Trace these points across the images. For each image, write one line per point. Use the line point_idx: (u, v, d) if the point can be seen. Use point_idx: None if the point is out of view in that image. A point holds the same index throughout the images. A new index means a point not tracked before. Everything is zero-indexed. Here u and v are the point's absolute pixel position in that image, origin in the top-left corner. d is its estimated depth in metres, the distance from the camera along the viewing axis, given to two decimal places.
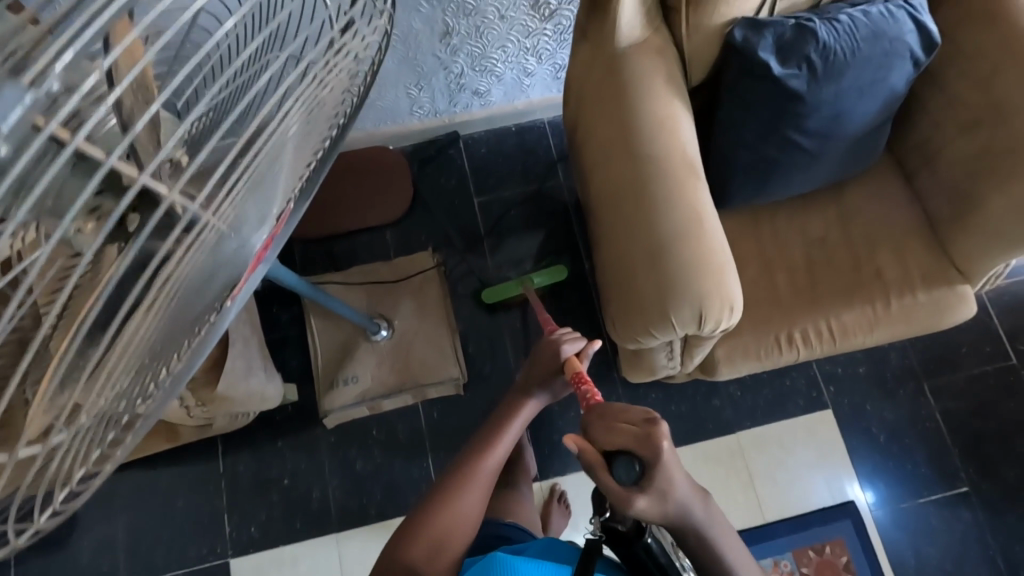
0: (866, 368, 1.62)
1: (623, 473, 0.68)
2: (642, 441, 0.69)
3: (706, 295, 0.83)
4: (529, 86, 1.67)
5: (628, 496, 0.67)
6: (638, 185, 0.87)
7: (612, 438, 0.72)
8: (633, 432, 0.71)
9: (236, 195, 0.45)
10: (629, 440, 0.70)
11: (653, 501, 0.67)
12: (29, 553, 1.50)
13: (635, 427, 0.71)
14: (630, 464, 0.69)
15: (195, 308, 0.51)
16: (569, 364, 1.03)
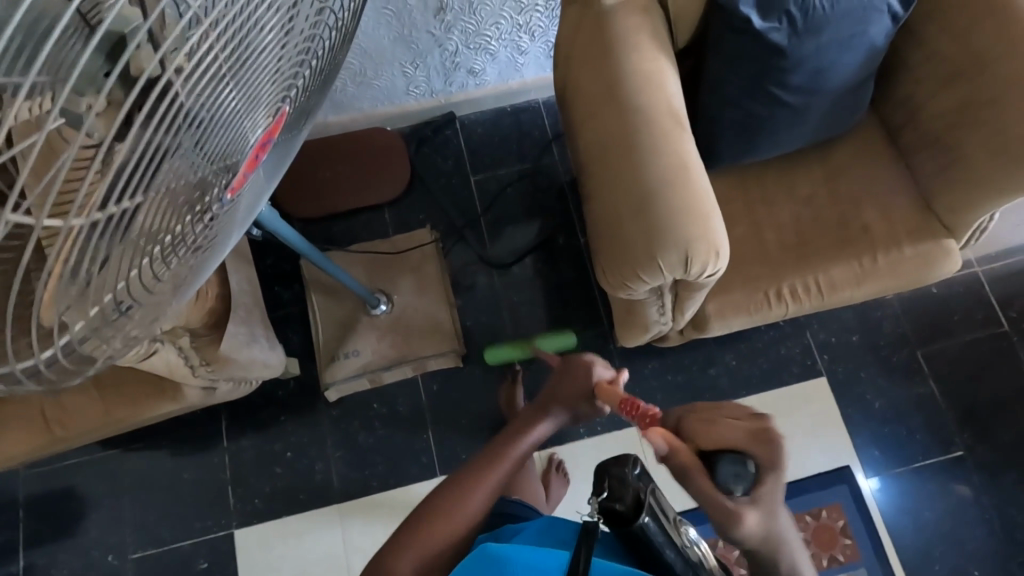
0: (859, 336, 1.64)
1: (729, 477, 0.67)
2: (748, 441, 0.68)
3: (693, 238, 0.86)
4: (523, 65, 1.70)
5: (739, 511, 0.64)
6: (625, 138, 0.89)
7: (716, 436, 0.70)
8: (741, 430, 0.69)
9: (229, 82, 0.41)
10: (737, 439, 0.69)
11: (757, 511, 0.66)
12: (40, 528, 1.54)
13: (740, 426, 0.69)
14: (734, 468, 0.66)
15: (192, 213, 0.47)
16: (604, 391, 1.00)
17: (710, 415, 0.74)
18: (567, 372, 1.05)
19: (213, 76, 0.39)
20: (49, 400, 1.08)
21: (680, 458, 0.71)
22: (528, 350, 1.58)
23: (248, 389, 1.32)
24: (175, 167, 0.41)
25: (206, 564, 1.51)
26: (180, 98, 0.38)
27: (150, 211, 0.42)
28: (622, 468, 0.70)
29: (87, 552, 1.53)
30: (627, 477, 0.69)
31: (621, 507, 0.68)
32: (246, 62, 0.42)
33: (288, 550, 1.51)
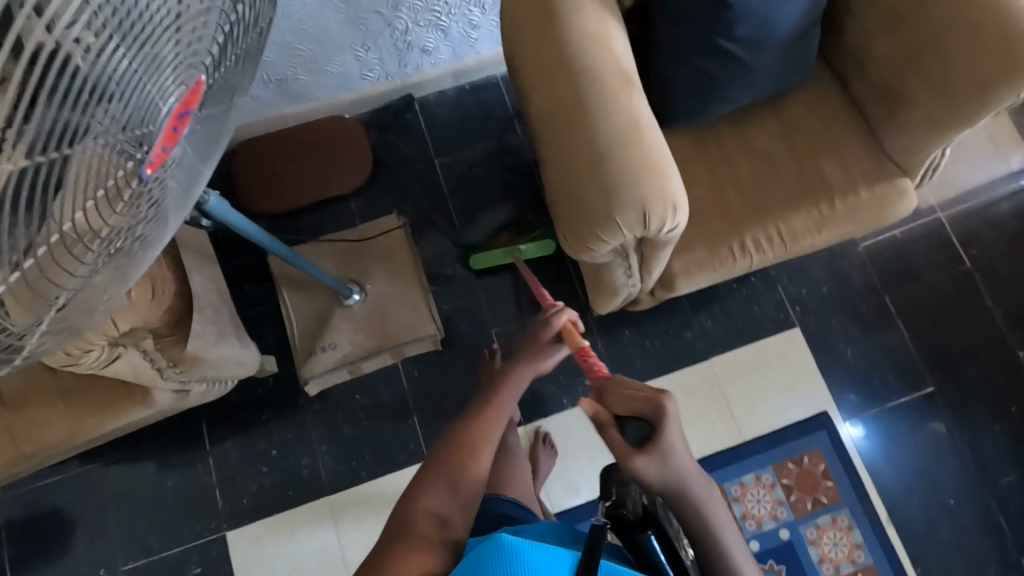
0: (829, 286, 1.67)
1: (629, 436, 0.77)
2: (648, 406, 0.77)
3: (649, 194, 0.86)
4: (477, 41, 1.67)
5: (628, 456, 0.73)
6: (574, 99, 0.89)
7: (622, 405, 0.80)
8: (640, 398, 0.79)
9: (129, 49, 0.40)
10: (636, 406, 0.78)
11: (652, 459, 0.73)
12: (24, 548, 1.51)
13: (642, 394, 0.79)
14: (636, 430, 0.77)
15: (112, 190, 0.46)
16: (569, 336, 1.00)
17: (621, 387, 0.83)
18: (535, 328, 1.05)
19: (110, 45, 0.39)
20: (14, 418, 1.05)
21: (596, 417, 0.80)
22: (511, 256, 1.63)
23: (223, 390, 1.31)
24: (91, 146, 0.41)
25: (199, 569, 1.50)
26: (80, 70, 0.37)
27: (69, 189, 0.42)
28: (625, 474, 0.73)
29: (77, 569, 1.51)
30: (633, 487, 0.71)
31: (630, 513, 0.68)
32: (144, 27, 0.41)
33: (282, 547, 1.51)
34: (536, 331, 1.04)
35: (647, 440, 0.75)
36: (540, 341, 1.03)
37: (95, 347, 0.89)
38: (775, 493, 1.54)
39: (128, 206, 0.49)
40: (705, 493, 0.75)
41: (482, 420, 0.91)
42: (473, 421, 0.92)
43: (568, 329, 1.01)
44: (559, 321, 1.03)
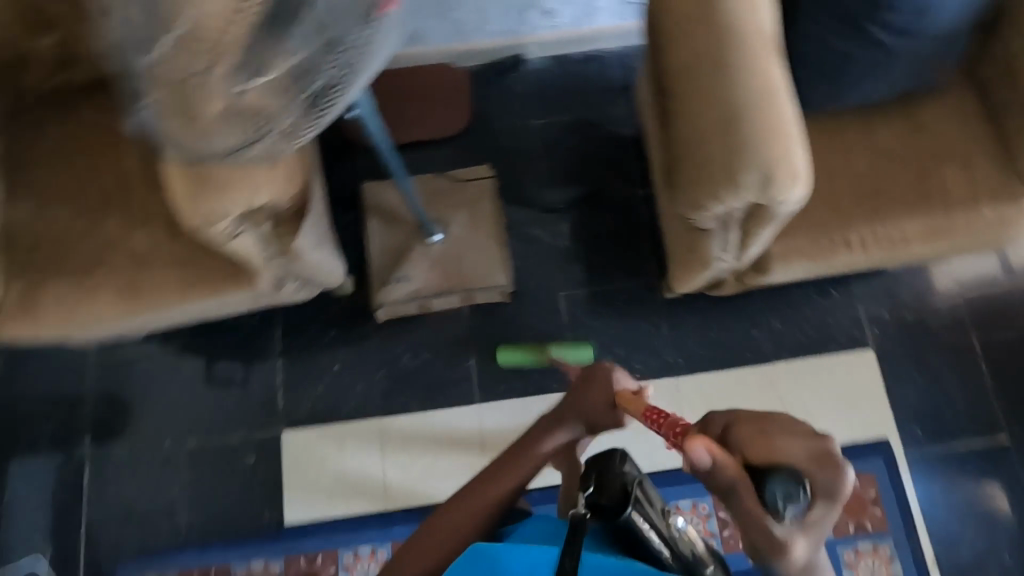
0: (913, 314, 1.61)
1: (777, 502, 0.72)
2: (812, 465, 0.74)
3: (775, 159, 0.86)
4: (598, 10, 1.69)
5: (790, 542, 0.73)
6: (715, 54, 0.90)
7: (777, 456, 0.75)
8: (802, 451, 0.74)
9: None
10: (797, 458, 0.74)
11: (805, 538, 0.74)
12: (104, 408, 1.65)
13: (805, 450, 0.74)
14: (784, 490, 0.72)
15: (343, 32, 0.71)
16: (632, 403, 0.90)
17: (761, 432, 0.78)
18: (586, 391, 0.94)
19: None
20: (136, 274, 1.15)
21: (731, 478, 0.75)
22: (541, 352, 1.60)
23: (308, 295, 1.39)
24: None
25: (253, 459, 1.60)
26: None
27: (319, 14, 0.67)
28: (605, 461, 0.78)
29: (146, 437, 1.64)
30: (616, 474, 0.78)
31: (606, 500, 0.77)
32: None
33: (328, 454, 1.60)
34: (592, 393, 0.94)
35: (802, 507, 0.72)
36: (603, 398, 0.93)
37: (228, 218, 0.97)
38: None
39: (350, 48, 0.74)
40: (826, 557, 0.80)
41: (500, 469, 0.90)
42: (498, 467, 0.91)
43: (627, 398, 0.91)
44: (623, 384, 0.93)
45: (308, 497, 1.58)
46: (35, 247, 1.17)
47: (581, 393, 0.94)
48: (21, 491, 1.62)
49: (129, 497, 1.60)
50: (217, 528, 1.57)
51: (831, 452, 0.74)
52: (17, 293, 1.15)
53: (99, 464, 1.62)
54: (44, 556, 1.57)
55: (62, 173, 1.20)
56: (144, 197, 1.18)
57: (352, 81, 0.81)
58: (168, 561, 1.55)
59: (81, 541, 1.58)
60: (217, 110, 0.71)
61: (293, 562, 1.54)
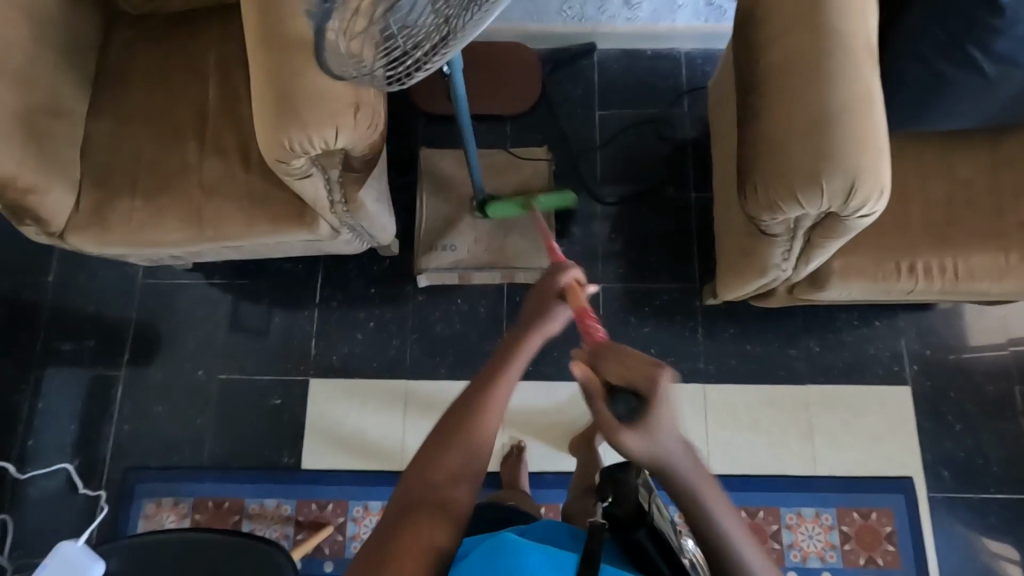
0: (956, 357, 1.57)
1: (618, 408, 0.68)
2: (645, 380, 0.67)
3: (863, 169, 0.85)
4: (680, 8, 1.68)
5: (614, 433, 0.65)
6: (815, 56, 0.89)
7: (618, 373, 0.69)
8: (638, 370, 0.68)
9: None
10: (631, 378, 0.68)
11: (636, 437, 0.65)
12: (144, 331, 1.71)
13: (643, 368, 0.68)
14: (627, 405, 0.67)
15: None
16: (573, 295, 0.88)
17: (614, 354, 0.71)
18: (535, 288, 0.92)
19: None
20: (204, 201, 1.18)
21: (590, 390, 0.70)
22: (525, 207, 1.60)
23: (356, 249, 1.42)
24: None
25: (279, 401, 1.64)
26: None
27: None
28: (619, 474, 0.75)
29: (181, 365, 1.68)
30: (634, 489, 0.74)
31: (621, 510, 0.72)
32: None
33: (352, 407, 1.63)
34: (538, 293, 0.91)
35: (639, 415, 0.66)
36: (549, 296, 0.91)
37: (304, 152, 0.97)
38: (831, 537, 1.49)
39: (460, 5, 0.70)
40: (698, 465, 0.68)
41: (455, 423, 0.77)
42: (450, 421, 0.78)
43: (573, 288, 0.89)
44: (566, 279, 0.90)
45: (326, 446, 1.61)
46: (111, 163, 1.20)
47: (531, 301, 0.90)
48: (56, 399, 1.67)
49: (158, 420, 1.65)
50: (236, 462, 1.61)
51: (658, 368, 0.67)
52: (89, 204, 1.19)
53: (133, 384, 1.67)
54: (71, 464, 1.63)
55: (146, 95, 1.23)
56: (220, 129, 1.20)
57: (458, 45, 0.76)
58: (186, 487, 1.60)
59: (107, 455, 1.63)
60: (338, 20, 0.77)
61: (304, 507, 1.57)
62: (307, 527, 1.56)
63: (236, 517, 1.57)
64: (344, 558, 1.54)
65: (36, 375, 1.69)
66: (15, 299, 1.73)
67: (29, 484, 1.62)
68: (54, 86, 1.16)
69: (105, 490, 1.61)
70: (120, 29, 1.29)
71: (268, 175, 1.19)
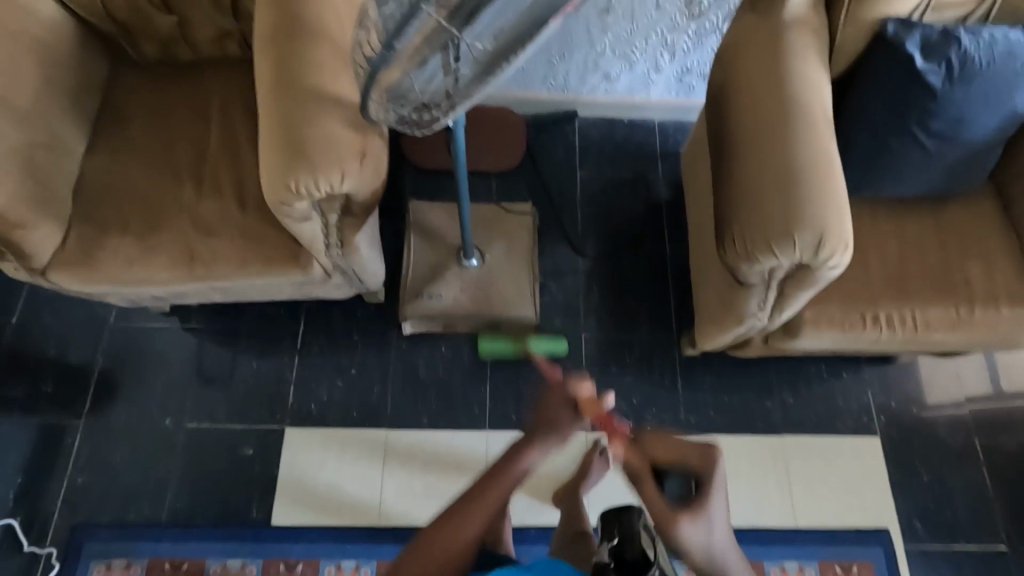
0: (918, 408, 1.65)
1: (672, 491, 0.83)
2: (699, 464, 0.83)
3: (828, 224, 0.94)
4: (654, 82, 1.85)
5: (677, 521, 0.79)
6: (780, 125, 1.00)
7: (676, 459, 0.84)
8: (692, 454, 0.83)
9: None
10: (686, 461, 0.83)
11: (694, 522, 0.79)
12: (109, 376, 1.63)
13: (695, 454, 0.83)
14: (677, 488, 0.83)
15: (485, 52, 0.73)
16: (588, 409, 0.87)
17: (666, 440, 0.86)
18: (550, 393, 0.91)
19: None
20: (197, 240, 1.18)
21: (636, 469, 0.85)
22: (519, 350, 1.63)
23: (348, 293, 1.43)
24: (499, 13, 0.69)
25: (251, 451, 1.57)
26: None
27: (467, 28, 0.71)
28: (625, 514, 0.84)
29: (147, 412, 1.60)
30: (637, 529, 0.82)
31: (627, 551, 0.80)
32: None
33: (328, 458, 1.57)
34: (553, 395, 0.91)
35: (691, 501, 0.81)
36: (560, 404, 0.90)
37: (308, 196, 1.01)
38: None
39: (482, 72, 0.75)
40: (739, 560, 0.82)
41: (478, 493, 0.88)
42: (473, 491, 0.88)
43: (591, 402, 0.88)
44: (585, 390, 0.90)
45: (299, 500, 1.53)
46: (104, 200, 1.20)
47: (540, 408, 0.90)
48: (4, 448, 1.56)
49: (116, 470, 1.55)
50: (199, 517, 1.51)
51: (710, 453, 0.83)
52: (76, 241, 1.18)
53: (93, 431, 1.58)
54: (12, 520, 1.49)
55: (146, 137, 1.26)
56: (218, 172, 1.23)
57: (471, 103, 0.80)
58: (141, 545, 1.48)
59: (55, 510, 1.51)
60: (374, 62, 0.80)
61: (270, 568, 1.47)
62: None
63: None
64: None
65: None
66: None
67: None
68: (55, 124, 1.18)
69: (48, 548, 1.48)
70: (125, 75, 1.33)
71: (264, 217, 1.20)
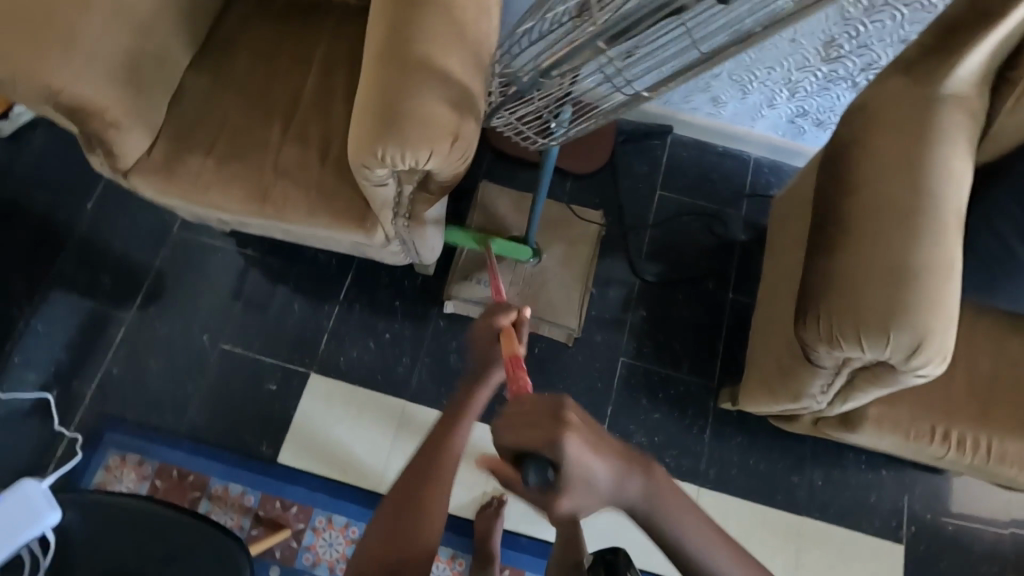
0: (955, 528, 1.54)
1: (531, 483, 0.62)
2: (546, 436, 0.63)
3: (931, 331, 0.85)
4: (762, 117, 1.73)
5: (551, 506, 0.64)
6: (906, 211, 0.90)
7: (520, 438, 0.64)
8: (538, 428, 0.64)
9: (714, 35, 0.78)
10: (534, 439, 0.63)
11: (568, 499, 0.64)
12: (162, 282, 1.69)
13: (544, 425, 0.64)
14: (533, 470, 0.62)
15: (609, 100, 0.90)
16: (504, 340, 0.95)
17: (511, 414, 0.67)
18: (478, 331, 1.01)
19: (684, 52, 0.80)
20: (273, 181, 1.18)
21: (500, 472, 0.67)
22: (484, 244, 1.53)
23: (401, 262, 1.41)
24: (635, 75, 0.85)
25: (273, 387, 1.60)
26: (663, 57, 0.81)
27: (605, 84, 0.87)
28: (614, 560, 0.89)
29: (187, 326, 1.65)
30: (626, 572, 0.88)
31: None
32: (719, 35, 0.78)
33: (342, 414, 1.59)
34: (481, 336, 1.00)
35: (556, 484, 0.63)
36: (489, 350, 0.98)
37: (392, 167, 0.98)
38: None
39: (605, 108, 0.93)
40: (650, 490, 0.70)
41: (422, 465, 0.91)
42: (418, 464, 0.92)
43: (507, 333, 0.96)
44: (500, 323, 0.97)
45: (307, 446, 1.56)
46: (195, 120, 1.21)
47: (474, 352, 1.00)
48: (55, 323, 1.64)
49: (149, 372, 1.61)
50: (213, 439, 1.56)
51: (556, 420, 0.64)
52: (162, 153, 1.19)
53: (136, 332, 1.64)
54: (47, 396, 1.57)
55: (246, 66, 1.26)
56: (307, 116, 1.22)
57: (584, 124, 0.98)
58: (155, 449, 1.54)
59: (88, 394, 1.59)
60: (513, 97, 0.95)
61: (268, 503, 1.52)
62: (265, 525, 1.50)
63: (197, 494, 1.52)
64: (294, 567, 1.48)
65: (43, 295, 1.66)
66: (47, 215, 1.72)
67: None
68: (166, 36, 1.19)
69: (72, 433, 1.55)
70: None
71: (341, 173, 1.19)
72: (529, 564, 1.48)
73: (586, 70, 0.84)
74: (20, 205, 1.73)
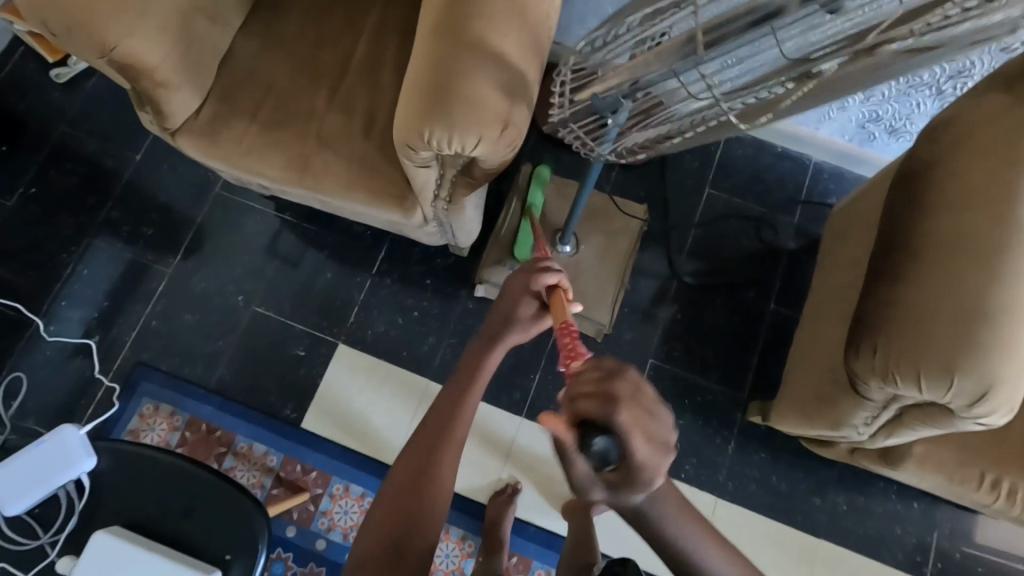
0: (984, 569, 1.47)
1: (597, 464, 0.57)
2: (647, 459, 0.58)
3: (1001, 380, 0.79)
4: (829, 119, 1.61)
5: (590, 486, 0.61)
6: (990, 245, 0.81)
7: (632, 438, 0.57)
8: (649, 446, 0.58)
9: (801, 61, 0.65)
10: (638, 450, 0.57)
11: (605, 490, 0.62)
12: (201, 239, 1.71)
13: (652, 444, 0.58)
14: (608, 461, 0.57)
15: (689, 119, 0.81)
16: (555, 304, 0.89)
17: (633, 398, 0.58)
18: (516, 285, 0.95)
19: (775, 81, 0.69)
20: (316, 150, 1.17)
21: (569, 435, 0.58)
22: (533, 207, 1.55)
23: (436, 242, 1.39)
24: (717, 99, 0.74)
25: (301, 353, 1.63)
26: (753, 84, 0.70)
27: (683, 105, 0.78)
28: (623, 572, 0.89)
29: (223, 284, 1.68)
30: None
31: None
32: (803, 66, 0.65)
33: (366, 386, 1.61)
34: (518, 289, 0.94)
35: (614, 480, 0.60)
36: (514, 315, 0.93)
37: (439, 150, 0.95)
38: None
39: (684, 129, 0.84)
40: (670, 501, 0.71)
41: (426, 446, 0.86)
42: (420, 444, 0.87)
43: (557, 299, 0.89)
44: (544, 281, 0.92)
45: (330, 414, 1.59)
46: (242, 83, 1.20)
47: (502, 306, 0.94)
48: (99, 270, 1.68)
49: (185, 326, 1.65)
50: (241, 397, 1.60)
51: (665, 448, 0.59)
52: (208, 115, 1.19)
53: (175, 286, 1.68)
54: (88, 342, 1.63)
55: (296, 30, 1.23)
56: (354, 87, 1.19)
57: (657, 140, 0.90)
58: (186, 401, 1.60)
59: (127, 341, 1.64)
60: (579, 109, 0.88)
61: (288, 465, 1.56)
62: (285, 486, 1.55)
63: (223, 449, 1.57)
64: (308, 529, 1.52)
65: (89, 242, 1.70)
66: (96, 163, 1.76)
67: (45, 344, 1.63)
68: None
69: (110, 380, 1.61)
70: None
71: (384, 148, 1.16)
72: (537, 555, 1.48)
73: (661, 85, 0.76)
74: (72, 152, 1.76)
